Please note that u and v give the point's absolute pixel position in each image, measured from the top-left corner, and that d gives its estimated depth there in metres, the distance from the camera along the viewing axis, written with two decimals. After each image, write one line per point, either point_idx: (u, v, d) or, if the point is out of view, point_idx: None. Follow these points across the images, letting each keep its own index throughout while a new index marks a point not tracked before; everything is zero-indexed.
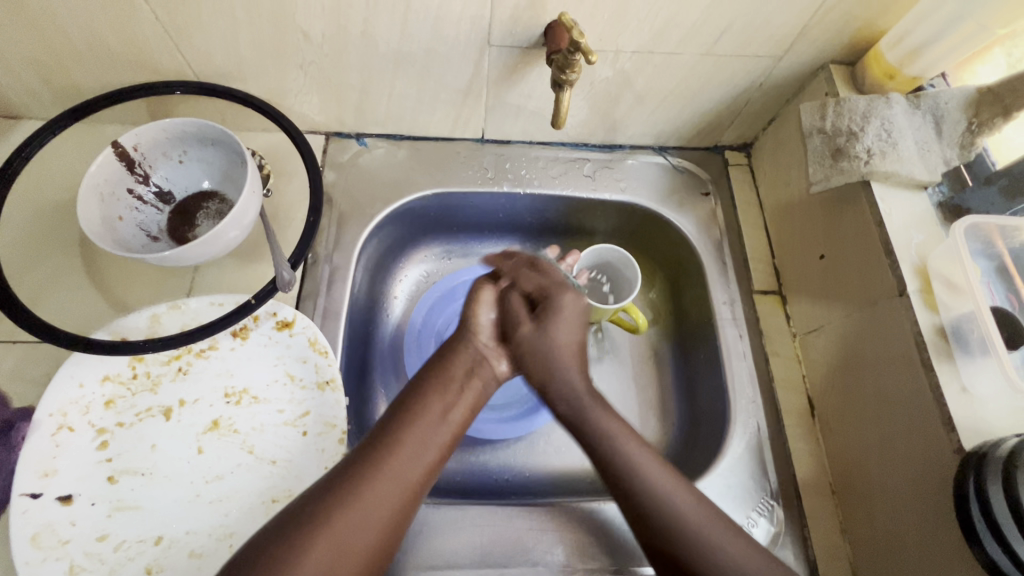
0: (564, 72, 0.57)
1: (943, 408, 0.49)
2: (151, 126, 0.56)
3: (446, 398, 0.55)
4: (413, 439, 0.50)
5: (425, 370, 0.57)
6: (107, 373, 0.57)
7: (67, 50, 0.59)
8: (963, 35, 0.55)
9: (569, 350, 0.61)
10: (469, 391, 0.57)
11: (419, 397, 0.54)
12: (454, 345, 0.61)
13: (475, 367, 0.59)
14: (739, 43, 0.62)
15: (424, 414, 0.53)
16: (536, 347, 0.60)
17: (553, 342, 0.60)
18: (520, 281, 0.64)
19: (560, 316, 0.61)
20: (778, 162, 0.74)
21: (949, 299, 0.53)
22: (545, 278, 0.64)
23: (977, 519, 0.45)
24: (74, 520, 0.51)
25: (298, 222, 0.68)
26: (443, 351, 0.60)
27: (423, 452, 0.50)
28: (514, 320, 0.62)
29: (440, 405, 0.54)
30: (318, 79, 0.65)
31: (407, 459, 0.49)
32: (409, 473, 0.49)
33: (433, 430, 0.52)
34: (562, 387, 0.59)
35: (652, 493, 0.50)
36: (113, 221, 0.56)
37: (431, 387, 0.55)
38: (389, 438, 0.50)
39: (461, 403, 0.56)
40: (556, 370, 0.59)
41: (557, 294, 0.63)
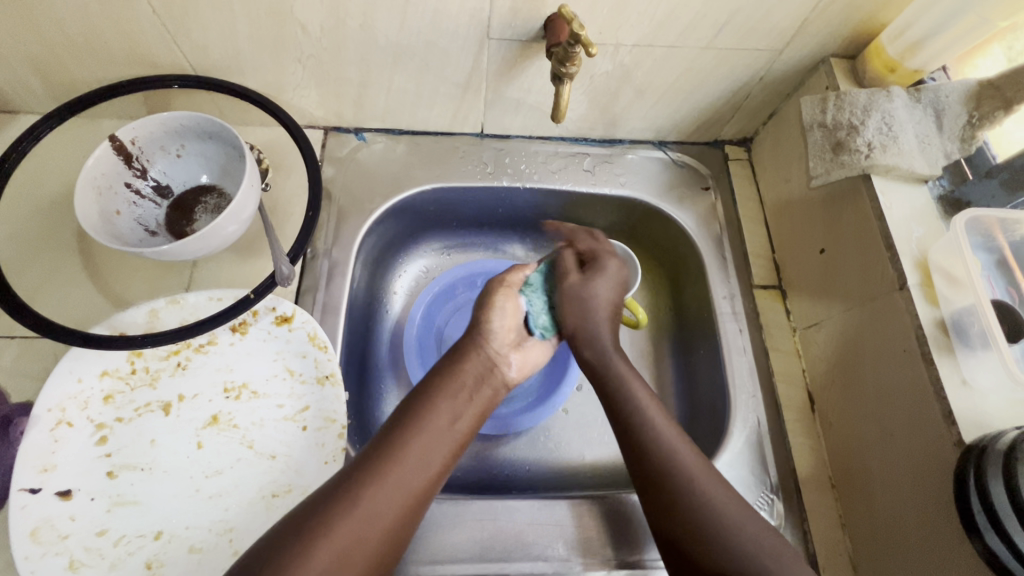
0: (563, 65, 0.56)
1: (944, 402, 0.49)
2: (149, 120, 0.56)
3: (455, 403, 0.55)
4: (420, 447, 0.50)
5: (435, 375, 0.57)
6: (105, 369, 0.56)
7: (63, 43, 0.59)
8: (964, 28, 0.55)
9: (605, 304, 0.65)
10: (479, 398, 0.57)
11: (428, 402, 0.54)
12: (465, 349, 0.61)
13: (486, 374, 0.59)
14: (740, 36, 0.61)
15: (432, 421, 0.52)
16: (576, 294, 0.65)
17: (593, 293, 0.65)
18: (576, 243, 0.71)
19: (603, 275, 0.66)
20: (778, 157, 0.74)
21: (950, 293, 0.53)
22: (597, 242, 0.70)
23: (977, 511, 0.45)
24: (73, 515, 0.51)
25: (297, 217, 0.68)
26: (454, 355, 0.60)
27: (429, 460, 0.50)
28: (563, 270, 0.67)
29: (448, 413, 0.54)
30: (316, 73, 0.64)
31: (413, 468, 0.49)
32: (414, 482, 0.49)
33: (440, 437, 0.52)
34: (590, 334, 0.63)
35: (656, 432, 0.53)
36: (110, 215, 0.56)
37: (441, 393, 0.55)
38: (396, 444, 0.50)
39: (468, 411, 0.55)
40: (589, 319, 0.63)
41: (605, 257, 0.68)
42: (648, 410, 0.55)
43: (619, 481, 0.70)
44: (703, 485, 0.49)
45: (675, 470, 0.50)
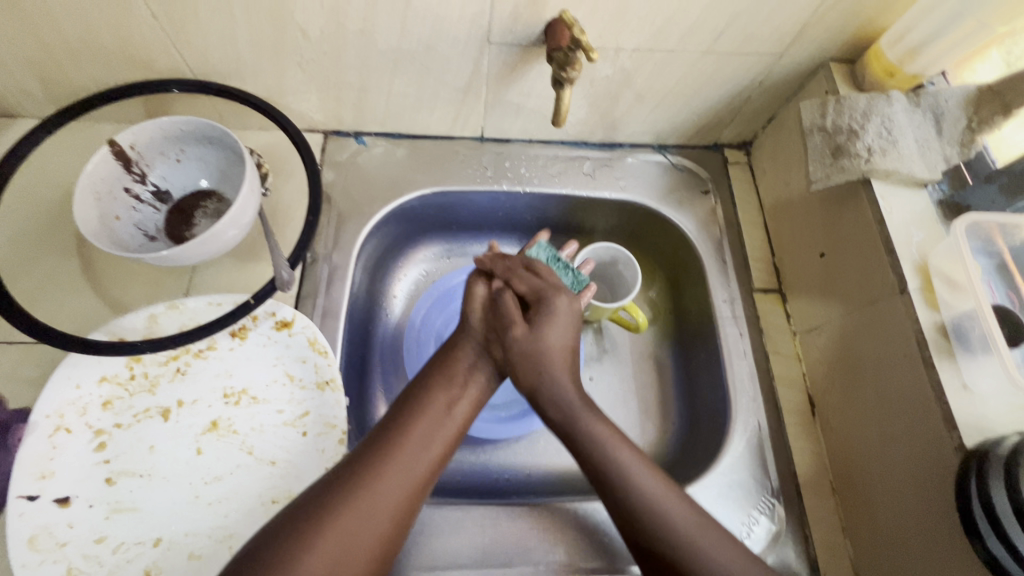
0: (564, 70, 0.57)
1: (945, 406, 0.49)
2: (149, 125, 0.56)
3: (453, 388, 0.56)
4: (417, 435, 0.50)
5: (431, 365, 0.58)
6: (104, 374, 0.56)
7: (62, 47, 0.58)
8: (963, 33, 0.55)
9: (560, 351, 0.58)
10: (477, 383, 0.58)
11: (427, 389, 0.55)
12: (459, 337, 0.61)
13: (481, 355, 0.60)
14: (739, 41, 0.61)
15: (432, 406, 0.53)
16: (526, 350, 0.58)
17: (542, 345, 0.58)
18: (514, 281, 0.63)
19: (553, 319, 0.59)
20: (778, 160, 0.74)
21: (951, 298, 0.53)
22: (538, 280, 0.62)
23: (978, 516, 0.45)
24: (71, 522, 0.50)
25: (297, 221, 0.68)
26: (448, 344, 0.61)
27: (428, 447, 0.50)
28: (506, 322, 0.59)
29: (444, 399, 0.54)
30: (316, 77, 0.64)
31: (410, 456, 0.49)
32: (414, 467, 0.49)
33: (441, 421, 0.52)
34: (551, 392, 0.56)
35: (645, 501, 0.49)
36: (109, 220, 0.56)
37: (438, 380, 0.56)
38: (396, 430, 0.51)
39: (466, 398, 0.56)
40: (546, 375, 0.57)
41: (552, 296, 0.60)
42: (636, 475, 0.51)
43: None
44: (705, 549, 0.47)
45: (671, 542, 0.47)
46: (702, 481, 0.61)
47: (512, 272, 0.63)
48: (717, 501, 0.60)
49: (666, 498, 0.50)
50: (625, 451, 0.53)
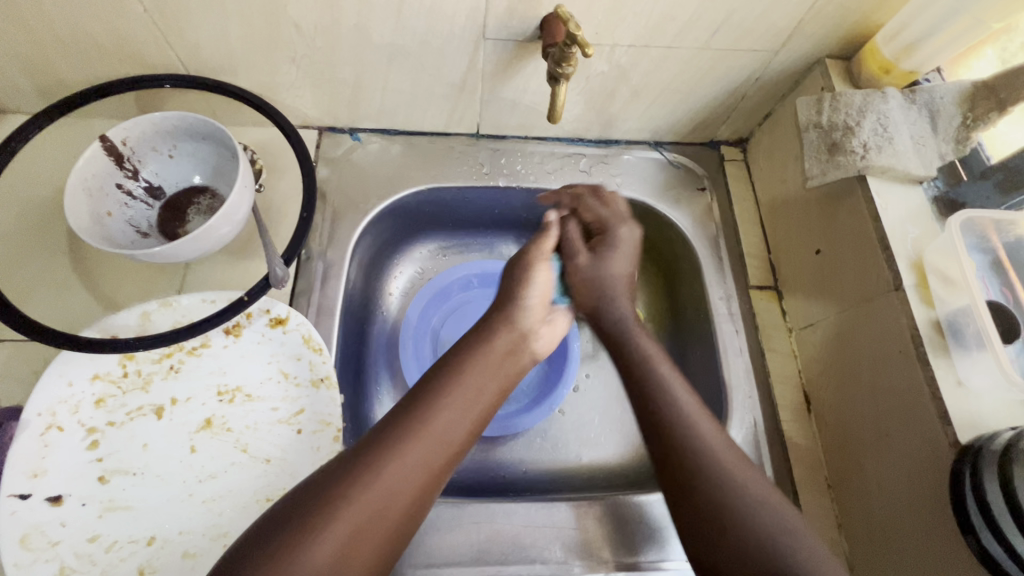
0: (560, 66, 0.56)
1: (939, 403, 0.49)
2: (140, 120, 0.55)
3: (482, 374, 0.52)
4: (442, 418, 0.48)
5: (464, 343, 0.55)
6: (96, 372, 0.56)
7: (52, 41, 0.58)
8: (959, 29, 0.55)
9: (622, 280, 0.62)
10: (506, 377, 0.54)
11: (453, 372, 0.51)
12: (496, 320, 0.57)
13: (517, 348, 0.56)
14: (736, 37, 0.61)
15: (458, 393, 0.49)
16: (592, 274, 0.61)
17: (608, 270, 0.61)
18: (581, 210, 0.65)
19: (617, 250, 0.62)
20: (774, 157, 0.74)
21: (945, 294, 0.53)
22: (604, 210, 0.65)
23: (972, 512, 0.45)
24: (64, 521, 0.50)
25: (292, 218, 0.67)
26: (485, 325, 0.57)
27: (451, 433, 0.48)
28: (571, 250, 0.63)
29: (475, 381, 0.51)
30: (310, 73, 0.64)
31: (432, 441, 0.46)
32: (433, 456, 0.46)
33: (464, 408, 0.49)
34: (611, 312, 0.59)
35: (681, 413, 0.49)
36: (101, 216, 0.55)
37: (467, 364, 0.52)
38: (414, 416, 0.47)
39: (496, 380, 0.52)
40: (609, 296, 0.60)
41: (616, 226, 0.63)
42: (674, 387, 0.51)
43: (616, 483, 0.70)
44: (730, 471, 0.46)
45: (700, 451, 0.47)
46: None
47: (579, 200, 0.66)
48: None
49: (698, 416, 0.49)
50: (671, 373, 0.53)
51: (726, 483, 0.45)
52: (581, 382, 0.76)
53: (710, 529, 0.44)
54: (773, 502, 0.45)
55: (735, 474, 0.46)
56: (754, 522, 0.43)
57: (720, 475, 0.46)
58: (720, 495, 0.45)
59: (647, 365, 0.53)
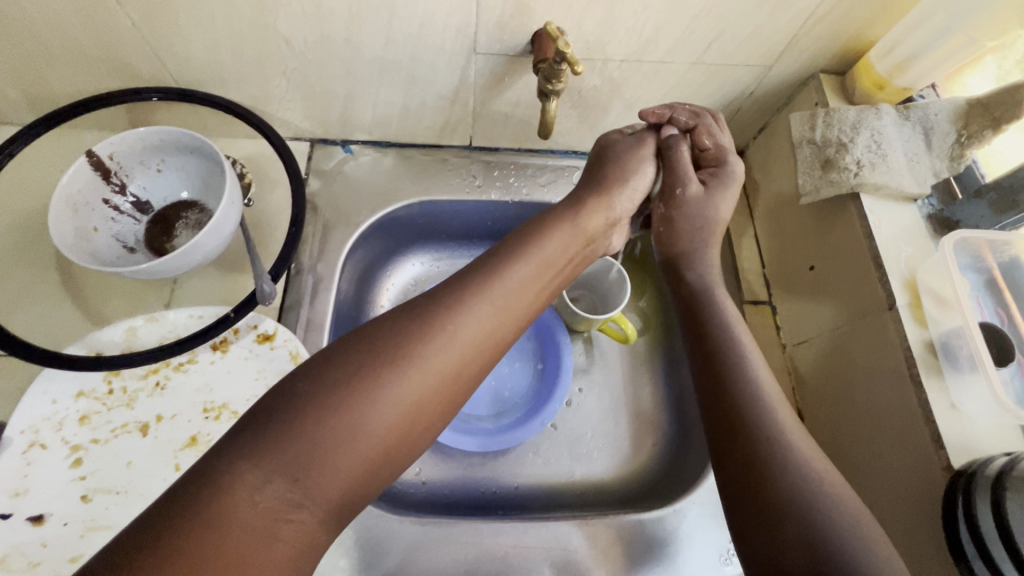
0: (549, 83, 0.56)
1: (932, 427, 0.49)
2: (127, 135, 0.55)
3: (561, 243, 0.51)
4: (523, 274, 0.47)
5: (548, 215, 0.54)
6: (81, 389, 0.55)
7: (41, 53, 0.57)
8: (953, 47, 0.55)
9: (718, 223, 0.59)
10: (583, 254, 0.54)
11: (535, 237, 0.50)
12: (581, 200, 0.56)
13: (598, 235, 0.56)
14: (729, 51, 0.61)
15: (538, 257, 0.49)
16: (696, 207, 0.59)
17: (710, 207, 0.59)
18: (699, 131, 0.61)
19: (728, 187, 0.60)
20: (768, 171, 0.73)
21: (939, 315, 0.53)
22: (723, 139, 0.61)
23: (965, 539, 0.44)
24: (45, 541, 0.49)
25: (281, 232, 0.67)
26: (571, 204, 0.56)
27: (528, 290, 0.47)
28: (681, 177, 0.59)
29: (556, 246, 0.50)
30: (301, 86, 0.63)
31: (511, 292, 0.45)
32: (510, 308, 0.45)
33: (542, 270, 0.48)
34: (700, 257, 0.58)
35: (755, 382, 0.47)
36: (87, 231, 0.55)
37: (548, 233, 0.51)
38: (493, 271, 0.46)
39: (573, 250, 0.52)
40: (703, 239, 0.59)
41: (731, 164, 0.61)
42: (753, 360, 0.49)
43: (605, 500, 0.70)
44: (786, 425, 0.45)
45: (764, 419, 0.45)
46: (690, 497, 0.62)
47: (698, 119, 0.62)
48: (702, 520, 0.61)
49: (778, 399, 0.46)
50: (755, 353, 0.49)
51: (796, 467, 0.42)
52: (574, 397, 0.75)
53: (757, 503, 0.42)
54: (828, 472, 0.42)
55: (791, 434, 0.44)
56: (814, 504, 0.40)
57: (789, 457, 0.43)
58: (774, 467, 0.42)
59: (725, 329, 0.51)
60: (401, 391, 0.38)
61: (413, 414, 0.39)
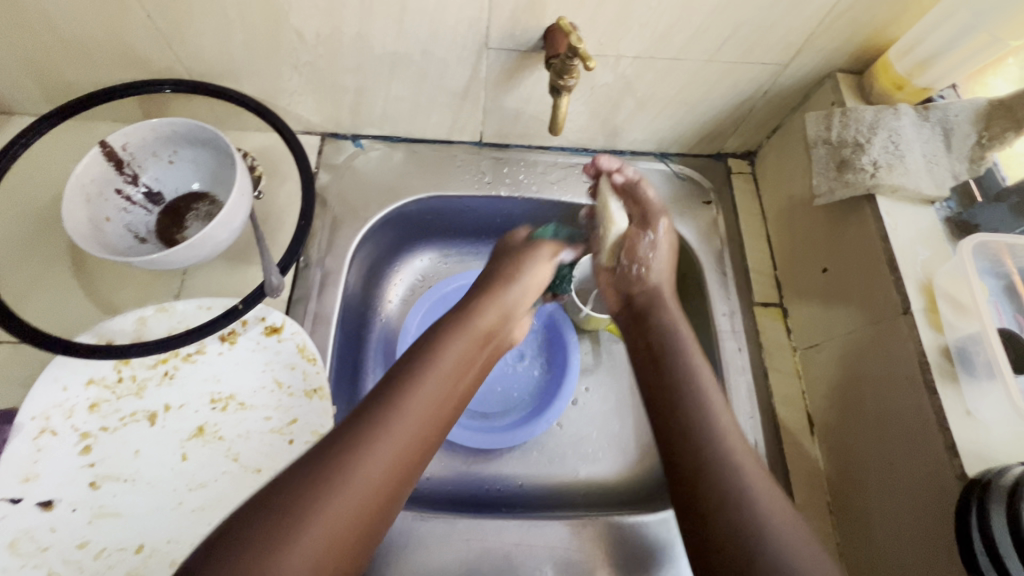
0: (560, 78, 0.55)
1: (947, 433, 0.48)
2: (139, 126, 0.55)
3: (459, 354, 0.51)
4: (425, 397, 0.47)
5: (442, 321, 0.55)
6: (91, 377, 0.56)
7: (57, 45, 0.58)
8: (975, 46, 0.54)
9: (664, 264, 0.61)
10: (482, 357, 0.55)
11: (428, 355, 0.50)
12: (476, 298, 0.57)
13: (503, 323, 0.58)
14: (744, 49, 0.60)
15: (444, 363, 0.50)
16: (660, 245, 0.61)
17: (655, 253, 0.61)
18: (643, 176, 0.63)
19: (679, 226, 0.62)
20: (781, 172, 0.72)
21: (955, 319, 0.51)
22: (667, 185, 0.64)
23: (978, 549, 0.44)
24: (54, 526, 0.50)
25: (291, 225, 0.67)
26: (466, 304, 0.57)
27: (433, 411, 0.47)
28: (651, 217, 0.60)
29: (453, 360, 0.51)
30: (312, 80, 0.64)
31: (417, 417, 0.46)
32: (415, 432, 0.45)
33: (444, 388, 0.49)
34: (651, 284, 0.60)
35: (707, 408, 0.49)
36: (99, 221, 0.55)
37: (442, 347, 0.51)
38: (393, 400, 0.46)
39: (472, 361, 0.53)
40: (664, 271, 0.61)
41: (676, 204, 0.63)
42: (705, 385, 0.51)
43: (611, 502, 0.69)
44: (739, 452, 0.46)
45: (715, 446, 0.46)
46: None
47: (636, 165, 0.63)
48: None
49: (736, 437, 0.47)
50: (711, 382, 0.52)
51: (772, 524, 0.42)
52: (580, 396, 0.74)
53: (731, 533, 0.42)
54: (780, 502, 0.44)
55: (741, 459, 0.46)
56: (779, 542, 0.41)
57: (759, 516, 0.42)
58: (731, 501, 0.43)
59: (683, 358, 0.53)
60: (313, 544, 0.38)
61: (333, 559, 0.39)
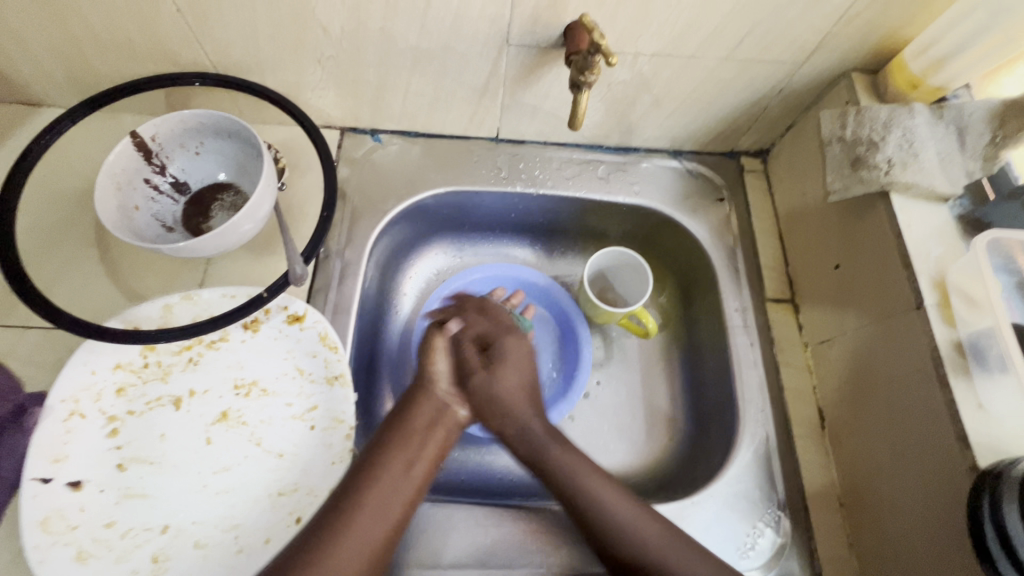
0: (582, 74, 0.56)
1: (959, 425, 0.48)
2: (170, 117, 0.56)
3: (404, 457, 0.56)
4: (372, 502, 0.52)
5: (382, 428, 0.59)
6: (119, 362, 0.57)
7: (88, 38, 0.59)
8: (991, 45, 0.54)
9: (517, 393, 0.63)
10: (429, 452, 0.58)
11: (374, 461, 0.55)
12: (409, 399, 0.61)
13: (437, 418, 0.60)
14: (760, 48, 0.61)
15: (382, 476, 0.54)
16: (489, 395, 0.62)
17: (501, 389, 0.63)
18: (471, 324, 0.67)
19: (507, 362, 0.64)
20: (794, 170, 0.73)
21: (968, 315, 0.52)
22: (492, 322, 0.67)
23: (989, 537, 0.44)
24: (83, 505, 0.52)
25: (312, 216, 0.68)
26: (402, 405, 0.61)
27: (384, 514, 0.52)
28: (468, 369, 0.63)
29: (400, 463, 0.55)
30: (335, 74, 0.65)
31: (370, 522, 0.51)
32: (370, 535, 0.51)
33: (392, 489, 0.54)
34: (521, 431, 0.61)
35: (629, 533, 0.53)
36: (129, 210, 0.56)
37: (385, 453, 0.56)
38: (344, 515, 0.51)
39: (421, 458, 0.57)
40: (513, 415, 0.62)
41: (504, 340, 0.66)
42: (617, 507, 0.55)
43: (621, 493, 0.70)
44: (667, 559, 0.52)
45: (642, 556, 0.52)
46: (706, 490, 0.61)
47: (486, 314, 0.68)
48: (720, 513, 0.60)
49: (655, 544, 0.53)
50: (589, 471, 0.58)
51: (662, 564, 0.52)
52: (592, 390, 0.75)
53: None
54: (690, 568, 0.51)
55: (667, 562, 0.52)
56: None
57: None
58: None
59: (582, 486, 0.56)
60: None
61: None
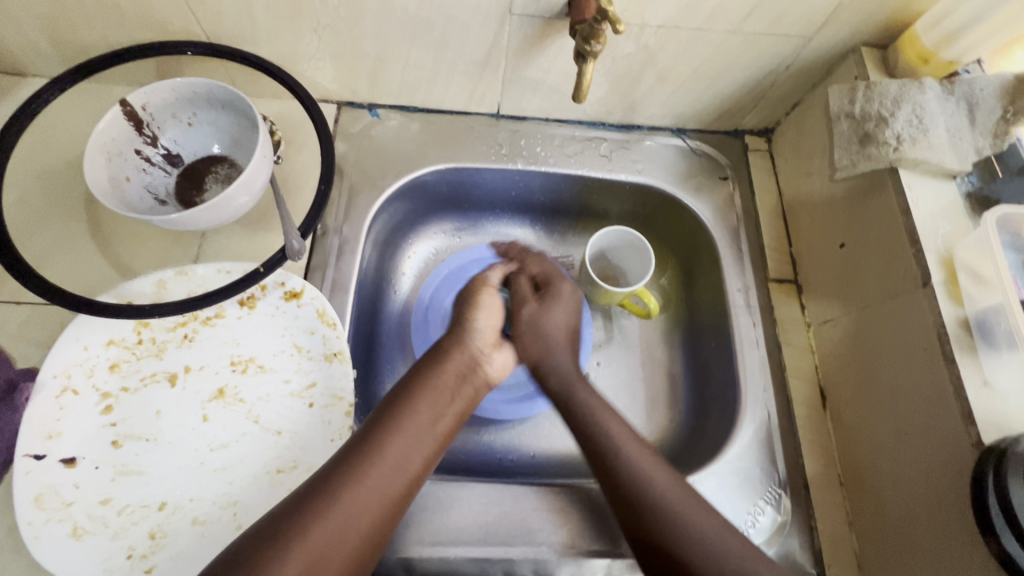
0: (588, 43, 0.54)
1: (963, 403, 0.48)
2: (161, 86, 0.54)
3: (433, 403, 0.54)
4: (397, 449, 0.50)
5: (413, 370, 0.57)
6: (112, 338, 0.56)
7: (73, 4, 0.57)
8: (1005, 18, 0.53)
9: (560, 331, 0.64)
10: (457, 403, 0.56)
11: (404, 405, 0.53)
12: (442, 344, 0.60)
13: (468, 371, 0.59)
14: (770, 21, 0.59)
15: (410, 423, 0.52)
16: (536, 323, 0.64)
17: (551, 320, 0.64)
18: (528, 264, 0.69)
19: (563, 300, 0.65)
20: (800, 148, 0.72)
21: (976, 292, 0.51)
22: (549, 264, 0.69)
23: (993, 512, 0.44)
24: (77, 482, 0.51)
25: (309, 191, 0.66)
26: (435, 351, 0.59)
27: (407, 463, 0.50)
28: (520, 298, 0.65)
29: (429, 413, 0.54)
30: (332, 44, 0.63)
31: (389, 470, 0.49)
32: (389, 484, 0.49)
33: (416, 441, 0.52)
34: (554, 366, 0.62)
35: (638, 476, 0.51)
36: (120, 181, 0.55)
37: (416, 399, 0.54)
38: (366, 457, 0.49)
39: (448, 413, 0.55)
40: (551, 347, 0.62)
41: (560, 281, 0.67)
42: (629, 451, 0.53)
43: None
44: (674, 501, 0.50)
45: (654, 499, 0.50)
46: (708, 468, 0.61)
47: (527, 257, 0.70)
48: (721, 492, 0.60)
49: (668, 480, 0.51)
50: (609, 412, 0.57)
51: (680, 536, 0.48)
52: (592, 370, 0.75)
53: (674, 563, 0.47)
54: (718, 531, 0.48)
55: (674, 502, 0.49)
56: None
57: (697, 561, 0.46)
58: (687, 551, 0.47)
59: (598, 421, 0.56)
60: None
61: None
